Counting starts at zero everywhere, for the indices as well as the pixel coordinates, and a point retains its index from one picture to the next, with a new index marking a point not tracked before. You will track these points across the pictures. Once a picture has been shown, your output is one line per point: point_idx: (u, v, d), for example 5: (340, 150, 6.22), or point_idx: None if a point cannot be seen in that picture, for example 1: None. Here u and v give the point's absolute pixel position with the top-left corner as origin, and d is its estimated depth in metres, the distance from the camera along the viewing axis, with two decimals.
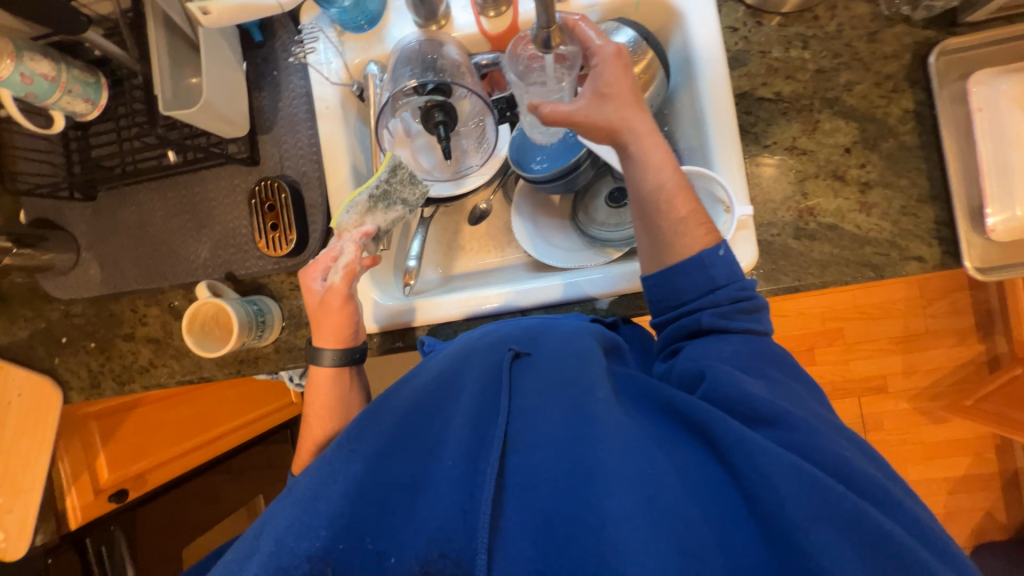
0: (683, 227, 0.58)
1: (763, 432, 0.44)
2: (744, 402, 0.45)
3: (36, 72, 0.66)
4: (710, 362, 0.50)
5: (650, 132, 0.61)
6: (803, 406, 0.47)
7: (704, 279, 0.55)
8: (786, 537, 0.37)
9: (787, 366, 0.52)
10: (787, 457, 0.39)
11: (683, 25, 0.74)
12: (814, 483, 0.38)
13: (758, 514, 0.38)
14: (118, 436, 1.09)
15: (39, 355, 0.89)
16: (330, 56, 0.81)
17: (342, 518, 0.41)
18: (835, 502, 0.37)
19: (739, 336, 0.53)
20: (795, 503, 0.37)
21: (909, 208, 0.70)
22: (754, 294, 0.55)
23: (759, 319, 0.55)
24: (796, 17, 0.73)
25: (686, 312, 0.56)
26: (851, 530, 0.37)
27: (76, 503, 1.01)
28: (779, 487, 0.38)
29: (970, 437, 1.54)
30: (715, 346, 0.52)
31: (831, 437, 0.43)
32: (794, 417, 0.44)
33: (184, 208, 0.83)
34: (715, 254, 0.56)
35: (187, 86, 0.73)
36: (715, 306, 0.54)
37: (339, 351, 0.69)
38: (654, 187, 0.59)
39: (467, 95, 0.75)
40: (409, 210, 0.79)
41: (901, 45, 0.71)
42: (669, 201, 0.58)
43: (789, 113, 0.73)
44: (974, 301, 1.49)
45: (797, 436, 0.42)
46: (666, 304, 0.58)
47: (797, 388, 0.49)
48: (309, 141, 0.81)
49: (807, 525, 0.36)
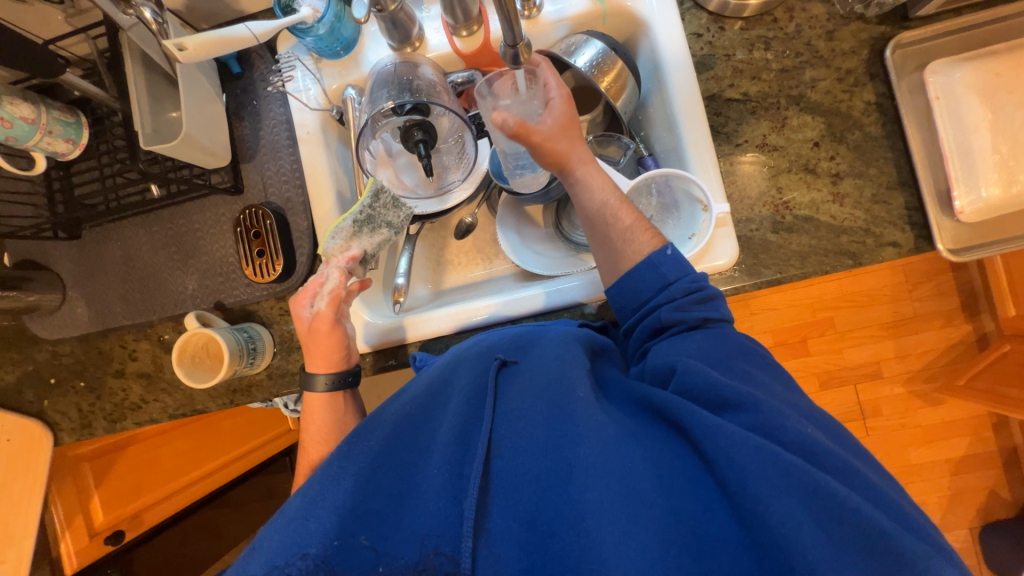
0: (630, 234, 0.61)
1: (727, 416, 0.44)
2: (710, 389, 0.46)
3: (16, 116, 0.67)
4: (679, 356, 0.51)
5: (590, 159, 0.65)
6: (770, 392, 0.48)
7: (655, 278, 0.57)
8: (754, 516, 0.37)
9: (750, 355, 0.53)
10: (753, 439, 0.40)
11: (650, 34, 0.76)
12: (777, 461, 0.39)
13: (730, 497, 0.39)
14: (111, 475, 1.07)
15: (28, 398, 0.88)
16: (307, 84, 0.82)
17: (336, 533, 0.41)
18: (798, 477, 0.38)
19: (703, 332, 0.54)
20: (761, 482, 0.38)
21: (879, 195, 0.72)
22: (705, 285, 0.56)
23: (715, 307, 0.56)
24: (756, 21, 0.76)
25: (646, 312, 0.57)
26: (816, 504, 0.37)
27: (71, 548, 0.99)
28: (744, 469, 0.39)
29: (967, 417, 1.56)
30: (680, 343, 0.53)
31: (796, 417, 0.44)
32: (759, 398, 0.44)
33: (170, 240, 0.84)
34: (662, 254, 0.58)
35: (167, 120, 0.74)
36: (671, 301, 0.56)
37: (332, 375, 0.69)
38: (600, 204, 0.63)
39: (445, 113, 0.77)
40: (394, 232, 0.78)
41: (858, 42, 0.74)
42: (612, 214, 0.62)
43: (757, 111, 0.75)
44: (957, 283, 1.53)
45: (762, 418, 0.43)
46: (629, 307, 0.59)
47: (762, 379, 0.50)
48: (292, 167, 0.82)
49: (772, 503, 0.37)
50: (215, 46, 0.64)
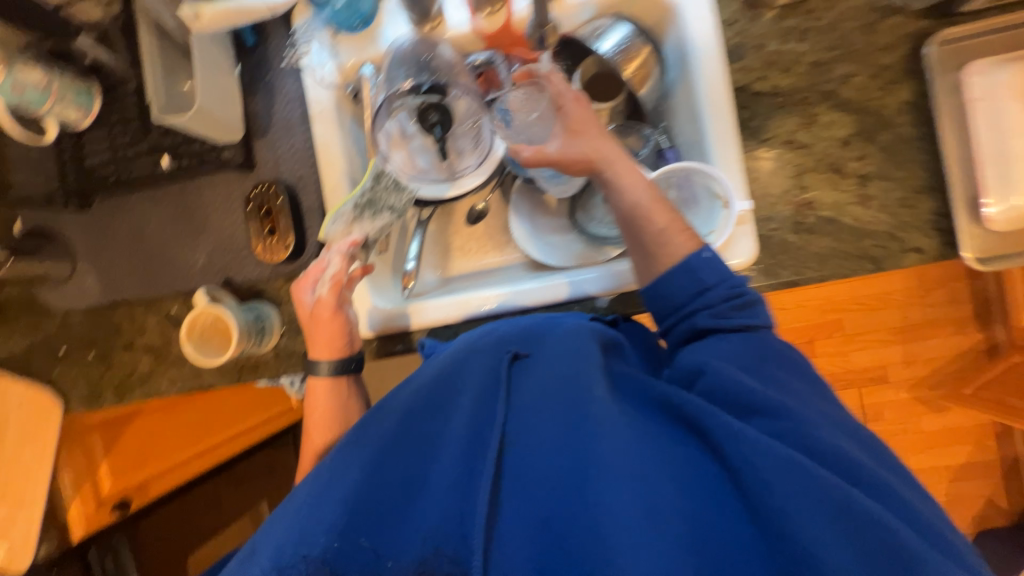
0: (663, 236, 0.60)
1: (754, 422, 0.44)
2: (738, 394, 0.46)
3: (28, 82, 0.66)
4: (708, 358, 0.50)
5: (619, 156, 0.66)
6: (800, 400, 0.46)
7: (692, 282, 0.56)
8: (778, 528, 0.37)
9: (784, 362, 0.51)
10: (779, 449, 0.39)
11: (679, 20, 0.74)
12: (804, 472, 0.38)
13: (752, 507, 0.38)
14: (119, 445, 1.09)
15: (38, 366, 0.88)
16: (323, 59, 0.80)
17: (335, 535, 0.41)
18: (830, 493, 0.37)
19: (738, 335, 0.53)
20: (787, 496, 0.37)
21: (907, 199, 0.70)
22: (745, 290, 0.55)
23: (754, 313, 0.55)
24: (792, 10, 0.73)
25: (682, 316, 0.56)
26: (845, 519, 0.36)
27: (80, 512, 1.02)
28: (770, 481, 0.38)
29: (971, 426, 1.55)
30: (715, 346, 0.52)
31: (831, 431, 0.43)
32: (793, 409, 0.44)
33: (180, 215, 0.83)
34: (699, 257, 0.57)
35: (179, 93, 0.72)
36: (708, 307, 0.55)
37: (335, 361, 0.70)
38: (631, 205, 0.62)
39: (462, 96, 0.76)
40: (396, 216, 0.79)
41: (897, 37, 0.71)
42: (648, 214, 0.61)
43: (786, 106, 0.73)
44: (973, 290, 1.50)
45: (790, 425, 0.42)
46: (664, 311, 0.58)
47: (794, 386, 0.48)
48: (305, 145, 0.81)
49: (796, 514, 0.36)
50: (232, 18, 0.63)
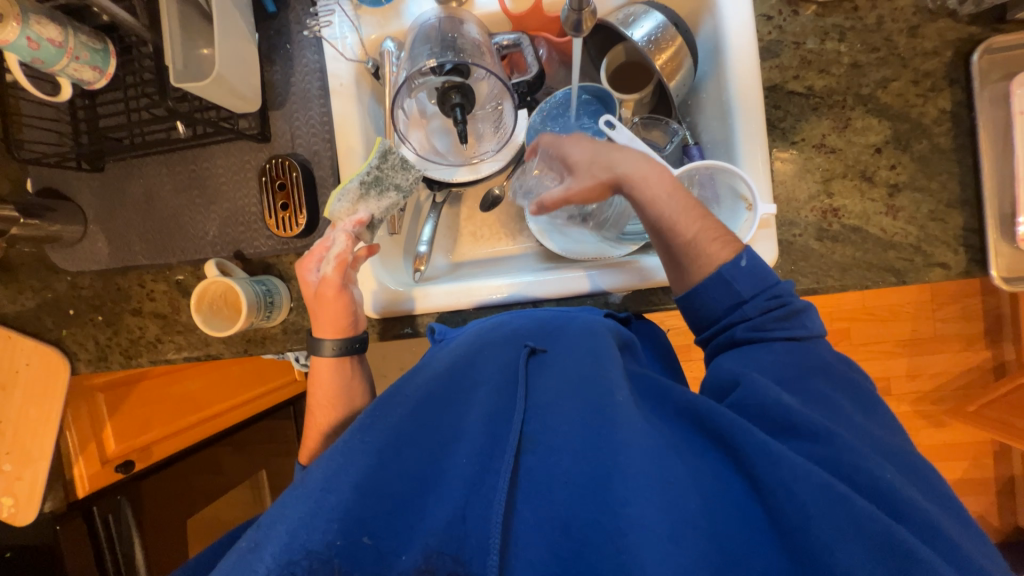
0: (694, 244, 0.58)
1: (793, 443, 0.43)
2: (781, 414, 0.45)
3: (44, 37, 0.64)
4: (745, 370, 0.50)
5: (642, 172, 0.61)
6: (849, 426, 0.45)
7: (728, 294, 0.55)
8: (808, 552, 0.37)
9: (842, 383, 0.50)
10: (817, 474, 0.39)
11: (716, 11, 0.71)
12: (842, 499, 0.38)
13: (780, 527, 0.38)
14: (124, 407, 1.10)
15: (47, 326, 0.89)
16: (345, 31, 0.78)
17: (337, 529, 0.39)
18: (869, 524, 0.37)
19: (782, 344, 0.52)
20: (821, 519, 0.37)
21: (937, 213, 0.68)
22: (787, 299, 0.54)
23: (801, 324, 0.53)
24: (834, 7, 0.70)
25: (720, 328, 0.56)
26: (880, 549, 0.36)
27: (83, 472, 1.01)
28: (804, 503, 0.38)
29: (970, 442, 1.54)
30: (760, 357, 0.51)
31: (878, 460, 0.42)
32: (835, 433, 0.43)
33: (193, 183, 0.82)
34: (736, 266, 0.55)
35: (199, 57, 0.71)
36: (747, 320, 0.54)
37: (339, 341, 0.68)
38: (655, 218, 0.59)
39: (486, 78, 0.73)
40: (403, 195, 0.75)
41: (943, 42, 0.68)
42: (678, 223, 0.58)
43: (820, 109, 0.70)
44: (985, 307, 1.48)
45: (833, 452, 0.42)
46: (701, 321, 0.58)
47: (848, 410, 0.47)
48: (322, 119, 0.79)
49: (831, 541, 0.36)
50: None
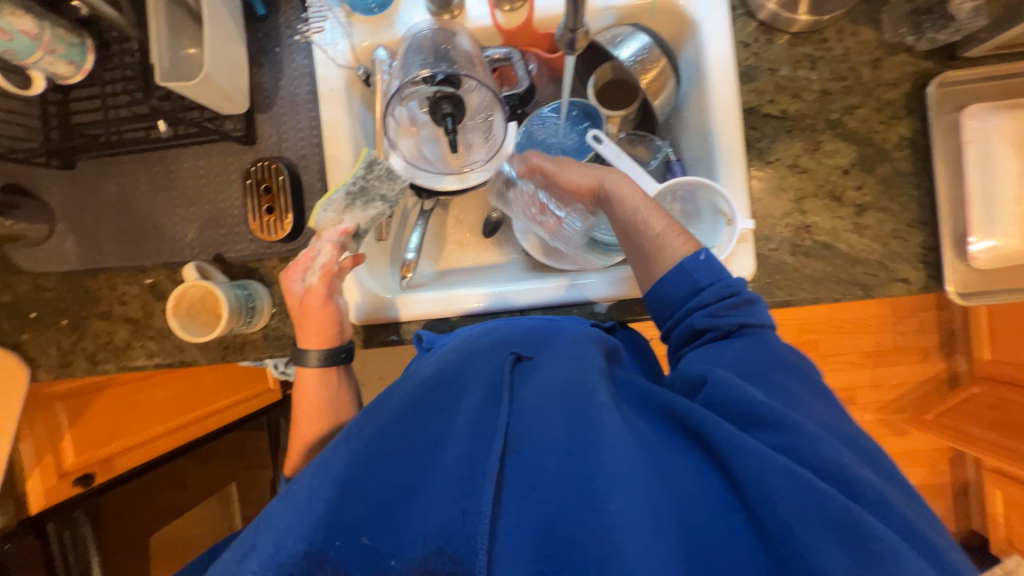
0: (662, 239, 0.62)
1: (759, 434, 0.44)
2: (745, 405, 0.46)
3: (17, 28, 0.61)
4: (709, 366, 0.51)
5: (617, 175, 0.69)
6: (806, 412, 0.47)
7: (687, 282, 0.59)
8: (783, 545, 0.37)
9: (793, 370, 0.52)
10: (785, 464, 0.40)
11: (697, 36, 0.74)
12: (809, 488, 0.38)
13: (757, 522, 0.39)
14: (84, 418, 1.03)
15: (4, 329, 0.83)
16: (336, 37, 0.78)
17: (324, 535, 0.39)
18: (831, 508, 0.38)
19: (743, 342, 0.54)
20: (792, 508, 0.38)
21: (899, 231, 0.72)
22: (742, 290, 0.57)
23: (753, 313, 0.56)
24: (805, 37, 0.75)
25: (681, 317, 0.59)
26: (846, 537, 0.37)
27: (38, 487, 0.95)
28: (774, 493, 0.38)
29: (927, 450, 1.63)
30: (718, 351, 0.53)
31: (833, 444, 0.43)
32: (796, 421, 0.44)
33: (172, 184, 0.80)
34: (695, 259, 0.59)
35: (186, 57, 0.70)
36: (704, 306, 0.57)
37: (325, 351, 0.67)
38: (631, 213, 0.65)
39: (477, 88, 0.75)
40: (388, 207, 0.75)
41: (902, 74, 0.73)
42: (645, 219, 0.64)
43: (793, 131, 0.74)
44: (939, 321, 1.58)
45: (793, 439, 0.42)
46: (664, 312, 0.61)
47: (801, 394, 0.49)
48: (311, 124, 0.79)
49: (802, 531, 0.37)
50: None
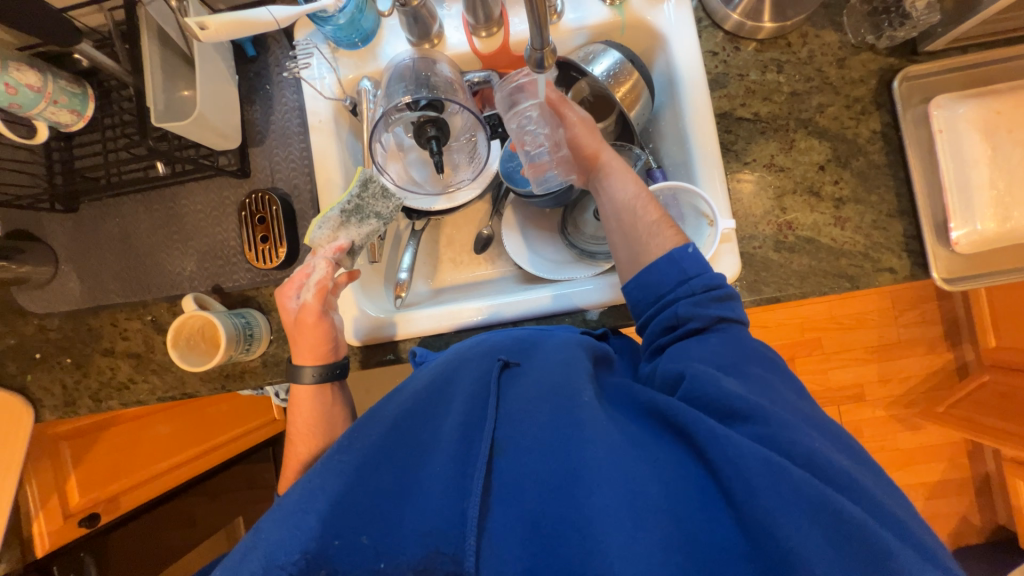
0: (655, 228, 0.64)
1: (737, 427, 0.46)
2: (721, 399, 0.47)
3: (22, 82, 0.65)
4: (687, 363, 0.52)
5: (622, 165, 0.70)
6: (782, 402, 0.49)
7: (676, 271, 0.59)
8: (759, 528, 0.39)
9: (766, 362, 0.54)
10: (760, 451, 0.41)
11: (667, 48, 0.78)
12: (783, 472, 0.40)
13: (735, 508, 0.40)
14: (89, 457, 1.04)
15: (11, 372, 0.85)
16: (323, 72, 0.81)
17: (313, 543, 0.40)
18: (804, 489, 0.40)
19: (718, 336, 0.55)
20: (767, 493, 0.39)
21: (879, 222, 0.74)
22: (723, 285, 0.59)
23: (731, 308, 0.58)
24: (770, 43, 0.78)
25: (665, 304, 0.59)
26: (816, 514, 0.39)
27: (44, 529, 0.95)
28: (750, 479, 0.40)
29: (943, 443, 1.60)
30: (696, 345, 0.55)
31: (805, 430, 0.45)
32: (769, 410, 0.46)
33: (170, 220, 0.82)
34: (684, 251, 0.60)
35: (180, 98, 0.74)
36: (691, 295, 0.58)
37: (320, 367, 0.69)
38: (630, 197, 0.67)
39: (459, 111, 0.77)
40: (383, 223, 0.77)
41: (867, 71, 0.76)
42: (640, 208, 0.66)
43: (767, 132, 0.77)
44: (941, 311, 1.57)
45: (770, 430, 0.44)
46: (646, 301, 0.61)
47: (780, 386, 0.51)
48: (302, 154, 0.82)
49: (777, 514, 0.39)
50: (237, 28, 0.63)
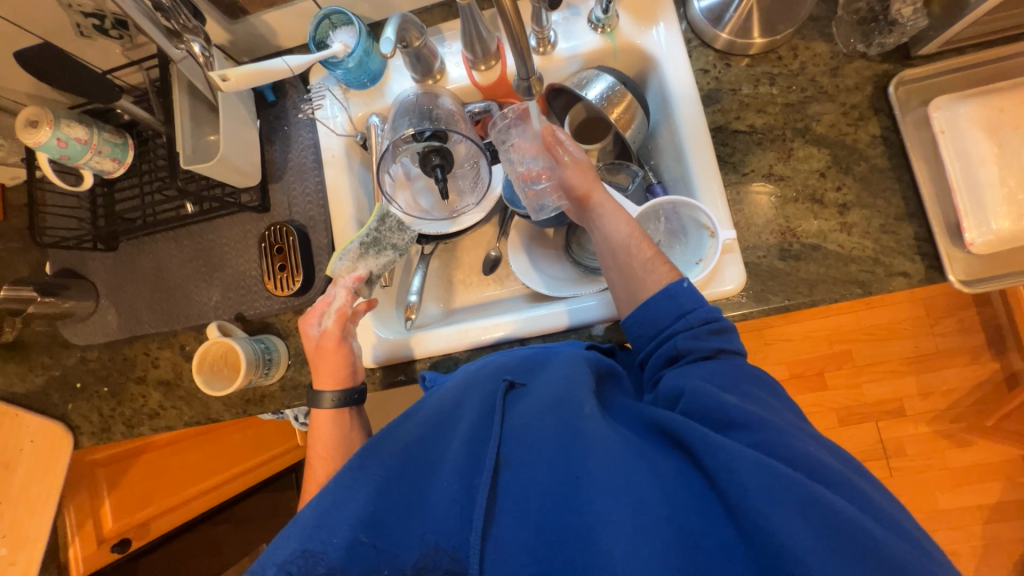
0: (650, 265, 0.64)
1: (734, 435, 0.45)
2: (719, 410, 0.47)
3: (71, 136, 0.73)
4: (689, 380, 0.52)
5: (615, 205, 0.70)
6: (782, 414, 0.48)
7: (673, 306, 0.59)
8: (754, 530, 0.38)
9: (761, 383, 0.54)
10: (750, 453, 0.41)
11: (659, 69, 0.80)
12: (773, 473, 0.39)
13: (733, 515, 0.40)
14: (124, 481, 1.08)
15: (54, 401, 0.91)
16: (336, 111, 0.88)
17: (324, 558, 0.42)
18: (795, 489, 0.38)
19: (713, 362, 0.55)
20: (757, 493, 0.38)
21: (888, 226, 0.72)
22: (721, 318, 0.59)
23: (728, 340, 0.58)
24: (761, 57, 0.80)
25: (665, 338, 0.59)
26: (814, 517, 0.37)
27: (78, 553, 0.98)
28: (744, 483, 0.39)
29: (997, 461, 1.48)
30: (693, 369, 0.54)
31: (799, 435, 0.45)
32: (765, 419, 0.45)
33: (198, 254, 0.88)
34: (680, 285, 0.60)
35: (206, 142, 0.80)
36: (689, 329, 0.58)
37: (338, 393, 0.71)
38: (623, 238, 0.67)
39: (461, 140, 0.82)
40: (398, 254, 0.83)
41: (862, 78, 0.76)
42: (634, 247, 0.66)
43: (763, 142, 0.77)
44: (982, 318, 1.48)
45: (766, 437, 0.44)
46: (646, 335, 0.61)
47: (773, 402, 0.51)
48: (317, 187, 0.87)
49: (768, 513, 0.38)
50: (257, 77, 0.70)
